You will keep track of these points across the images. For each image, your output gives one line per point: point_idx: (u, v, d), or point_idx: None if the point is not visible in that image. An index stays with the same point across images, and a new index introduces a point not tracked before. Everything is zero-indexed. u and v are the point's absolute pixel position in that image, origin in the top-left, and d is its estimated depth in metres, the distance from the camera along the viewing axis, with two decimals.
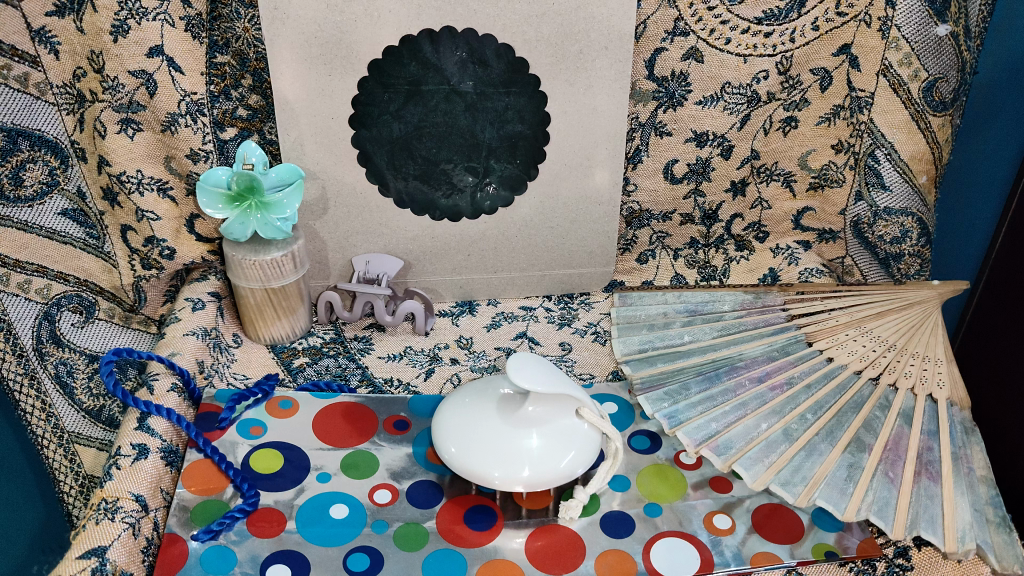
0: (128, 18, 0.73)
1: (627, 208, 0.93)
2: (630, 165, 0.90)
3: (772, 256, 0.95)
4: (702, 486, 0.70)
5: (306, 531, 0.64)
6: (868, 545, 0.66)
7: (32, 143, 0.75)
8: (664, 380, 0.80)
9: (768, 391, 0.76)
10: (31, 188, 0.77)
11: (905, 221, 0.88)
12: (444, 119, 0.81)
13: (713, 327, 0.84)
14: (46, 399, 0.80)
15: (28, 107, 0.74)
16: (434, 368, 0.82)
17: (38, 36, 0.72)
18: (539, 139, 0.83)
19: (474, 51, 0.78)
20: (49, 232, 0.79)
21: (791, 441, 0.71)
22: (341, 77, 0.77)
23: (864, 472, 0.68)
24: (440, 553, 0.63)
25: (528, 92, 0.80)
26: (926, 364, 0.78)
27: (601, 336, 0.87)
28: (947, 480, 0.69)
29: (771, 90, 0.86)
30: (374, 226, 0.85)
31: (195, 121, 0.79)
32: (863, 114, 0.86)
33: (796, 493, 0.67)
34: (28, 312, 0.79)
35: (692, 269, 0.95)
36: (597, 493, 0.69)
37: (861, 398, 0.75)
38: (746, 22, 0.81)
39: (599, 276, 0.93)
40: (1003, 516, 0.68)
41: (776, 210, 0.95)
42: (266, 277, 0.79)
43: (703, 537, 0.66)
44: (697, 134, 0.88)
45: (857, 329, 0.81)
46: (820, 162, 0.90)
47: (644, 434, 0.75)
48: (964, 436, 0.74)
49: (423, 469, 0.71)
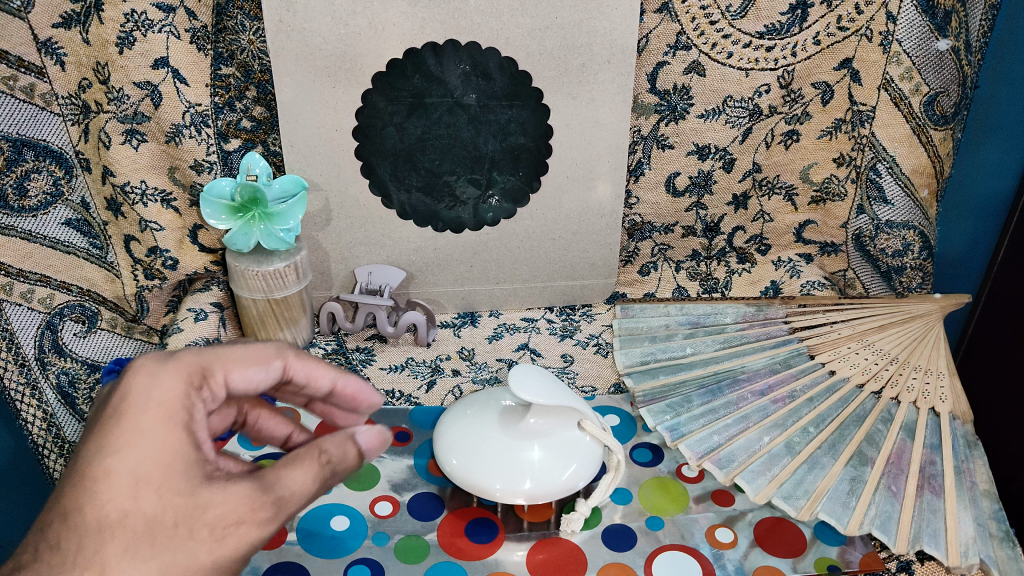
0: (134, 30, 0.73)
1: (629, 220, 0.93)
2: (631, 178, 0.90)
3: (773, 269, 0.96)
4: (704, 499, 0.71)
5: (307, 542, 0.64)
6: (871, 559, 0.66)
7: (37, 152, 0.74)
8: (666, 393, 0.80)
9: (770, 404, 0.77)
10: (36, 198, 0.75)
11: (907, 234, 0.88)
12: (447, 132, 0.82)
13: (716, 339, 0.85)
14: (48, 408, 0.78)
15: (34, 117, 0.73)
16: (436, 380, 0.82)
17: (43, 47, 0.71)
18: (541, 151, 0.83)
19: (477, 64, 0.78)
20: (54, 241, 0.78)
21: (792, 455, 0.71)
22: (344, 89, 0.77)
23: (867, 486, 0.68)
24: (440, 566, 0.63)
25: (531, 106, 0.81)
26: (929, 378, 0.78)
27: (603, 348, 0.88)
28: (950, 495, 0.69)
29: (772, 103, 0.86)
30: (377, 238, 0.85)
31: (199, 132, 0.79)
32: (864, 128, 0.86)
33: (799, 507, 0.67)
34: (31, 322, 0.77)
35: (694, 281, 0.95)
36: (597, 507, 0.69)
37: (863, 412, 0.75)
38: (748, 36, 0.81)
39: (601, 288, 0.93)
40: (1006, 530, 0.68)
41: (777, 223, 0.95)
42: (268, 287, 0.78)
43: (704, 550, 0.65)
44: (699, 147, 0.88)
45: (859, 341, 0.82)
46: (822, 176, 0.91)
47: (646, 446, 0.76)
48: (966, 450, 0.74)
49: (423, 481, 0.71)
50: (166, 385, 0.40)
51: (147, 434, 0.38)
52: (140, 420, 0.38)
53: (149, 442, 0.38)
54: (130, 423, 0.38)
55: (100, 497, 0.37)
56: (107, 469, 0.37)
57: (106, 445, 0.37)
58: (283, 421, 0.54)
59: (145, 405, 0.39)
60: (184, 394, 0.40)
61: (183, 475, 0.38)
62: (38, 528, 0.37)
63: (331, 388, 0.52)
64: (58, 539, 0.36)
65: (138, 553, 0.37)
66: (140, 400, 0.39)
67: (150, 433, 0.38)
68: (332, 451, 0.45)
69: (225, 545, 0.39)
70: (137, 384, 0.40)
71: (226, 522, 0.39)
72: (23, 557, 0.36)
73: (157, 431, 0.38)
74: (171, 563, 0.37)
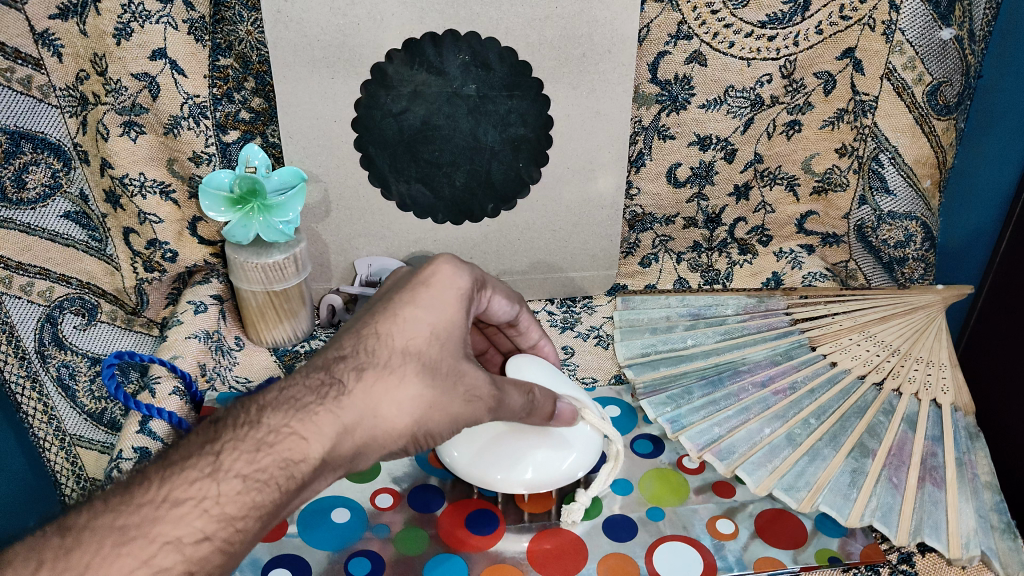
0: (131, 21, 0.73)
1: (630, 211, 0.92)
2: (633, 169, 0.89)
3: (774, 260, 0.95)
4: (704, 490, 0.70)
5: (307, 534, 0.64)
6: (871, 550, 0.66)
7: (35, 145, 0.76)
8: (667, 384, 0.80)
9: (771, 396, 0.77)
10: (35, 190, 0.77)
11: (910, 225, 0.88)
12: (447, 123, 0.81)
13: (717, 330, 0.85)
14: (48, 401, 0.78)
15: (31, 109, 0.75)
16: None
17: (41, 38, 0.72)
18: (541, 142, 0.83)
19: (476, 54, 0.78)
20: (52, 234, 0.78)
21: (794, 447, 0.72)
22: (343, 80, 0.77)
23: (868, 477, 0.69)
24: (439, 557, 0.63)
25: (531, 97, 0.80)
26: (930, 369, 0.78)
27: (603, 340, 0.87)
28: (951, 487, 0.69)
29: (774, 93, 0.85)
30: (376, 228, 0.85)
31: (198, 124, 0.79)
32: (867, 118, 0.85)
33: (799, 498, 0.67)
34: (30, 314, 0.78)
35: (695, 273, 0.95)
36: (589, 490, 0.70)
37: (864, 403, 0.76)
38: (751, 26, 0.81)
39: (602, 280, 0.92)
40: (1008, 522, 0.67)
41: (779, 214, 0.94)
42: (268, 280, 0.78)
43: (706, 541, 0.65)
44: (700, 138, 0.88)
45: (861, 333, 0.82)
46: (824, 166, 0.90)
47: (647, 438, 0.76)
48: (969, 442, 0.74)
49: (424, 473, 0.71)
50: (465, 277, 0.54)
51: (445, 308, 0.52)
52: (442, 295, 0.53)
53: (444, 312, 0.52)
54: (436, 295, 0.52)
55: (406, 331, 0.50)
56: (415, 317, 0.51)
57: (419, 300, 0.52)
58: (486, 341, 0.73)
59: (447, 287, 0.53)
60: (471, 289, 0.55)
61: (456, 342, 0.52)
62: (359, 334, 0.50)
63: (536, 343, 0.72)
64: (373, 347, 0.50)
65: (417, 378, 0.50)
66: (445, 284, 0.53)
67: (448, 309, 0.52)
68: (538, 397, 0.59)
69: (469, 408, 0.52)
70: (445, 273, 0.54)
71: (473, 391, 0.52)
72: (350, 350, 0.49)
73: (453, 305, 0.52)
74: (438, 396, 0.50)
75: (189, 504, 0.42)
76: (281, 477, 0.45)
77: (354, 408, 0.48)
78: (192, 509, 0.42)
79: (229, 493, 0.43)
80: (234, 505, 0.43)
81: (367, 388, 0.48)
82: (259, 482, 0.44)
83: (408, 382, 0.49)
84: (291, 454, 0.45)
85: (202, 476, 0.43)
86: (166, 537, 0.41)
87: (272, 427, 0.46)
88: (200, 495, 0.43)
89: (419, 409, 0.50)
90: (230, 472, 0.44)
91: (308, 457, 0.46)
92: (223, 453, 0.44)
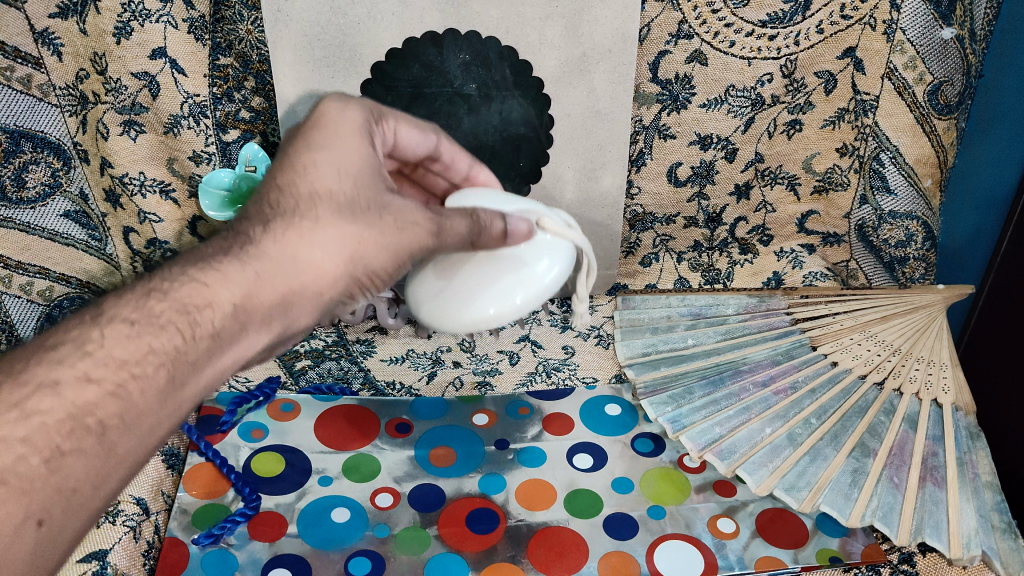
0: (131, 20, 0.73)
1: (630, 210, 0.92)
2: (634, 168, 0.89)
3: (775, 259, 0.95)
4: (705, 489, 0.70)
5: (306, 533, 0.64)
6: (872, 550, 0.66)
7: (35, 144, 0.73)
8: (667, 384, 0.80)
9: (772, 395, 0.77)
10: (34, 189, 0.74)
11: (911, 224, 0.89)
12: (447, 123, 0.81)
13: (717, 330, 0.84)
14: None
15: (30, 108, 0.73)
16: (436, 371, 0.81)
17: (41, 37, 0.72)
18: (541, 141, 0.83)
19: (477, 53, 0.77)
20: (52, 233, 0.76)
21: (794, 446, 0.72)
22: (344, 79, 0.78)
23: (869, 476, 0.69)
24: (441, 556, 0.63)
25: (531, 96, 0.80)
26: (932, 368, 0.78)
27: (603, 339, 0.86)
28: (952, 487, 0.68)
29: (774, 93, 0.85)
30: None
31: (198, 123, 0.79)
32: (868, 117, 0.85)
33: (800, 499, 0.67)
34: (30, 313, 0.76)
35: (695, 272, 0.95)
36: (588, 487, 0.70)
37: (865, 403, 0.76)
38: (751, 25, 0.80)
39: (602, 280, 0.92)
40: (1009, 521, 0.67)
41: (781, 214, 0.94)
42: None
43: (707, 540, 0.65)
44: (701, 138, 0.87)
45: (862, 333, 0.81)
46: (824, 166, 0.90)
47: (648, 436, 0.76)
48: (970, 441, 0.73)
49: (424, 472, 0.70)
50: (356, 114, 0.53)
51: (343, 143, 0.50)
52: (335, 132, 0.51)
53: (346, 149, 0.50)
54: (330, 134, 0.51)
55: (310, 176, 0.48)
56: (315, 160, 0.49)
57: (314, 144, 0.50)
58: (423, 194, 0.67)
59: (339, 124, 0.51)
60: (366, 126, 0.53)
61: (369, 178, 0.50)
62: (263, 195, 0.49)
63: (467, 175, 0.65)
64: (279, 201, 0.47)
65: (332, 219, 0.47)
66: (337, 122, 0.52)
67: (343, 142, 0.50)
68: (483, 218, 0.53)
69: (404, 237, 0.48)
70: (333, 113, 0.52)
71: (404, 219, 0.48)
72: (257, 212, 0.47)
73: (350, 140, 0.50)
74: (364, 229, 0.47)
75: (68, 348, 0.38)
76: (182, 323, 0.42)
77: (267, 258, 0.45)
78: (72, 353, 0.38)
79: (115, 338, 0.40)
80: (122, 348, 0.39)
81: (279, 237, 0.46)
82: (153, 328, 0.41)
83: (324, 225, 0.46)
84: (192, 300, 0.42)
85: (82, 324, 0.40)
86: (42, 381, 0.37)
87: (170, 277, 0.43)
88: (80, 340, 0.39)
89: (347, 250, 0.47)
90: (114, 318, 0.40)
91: (214, 302, 0.43)
92: (107, 306, 0.41)
